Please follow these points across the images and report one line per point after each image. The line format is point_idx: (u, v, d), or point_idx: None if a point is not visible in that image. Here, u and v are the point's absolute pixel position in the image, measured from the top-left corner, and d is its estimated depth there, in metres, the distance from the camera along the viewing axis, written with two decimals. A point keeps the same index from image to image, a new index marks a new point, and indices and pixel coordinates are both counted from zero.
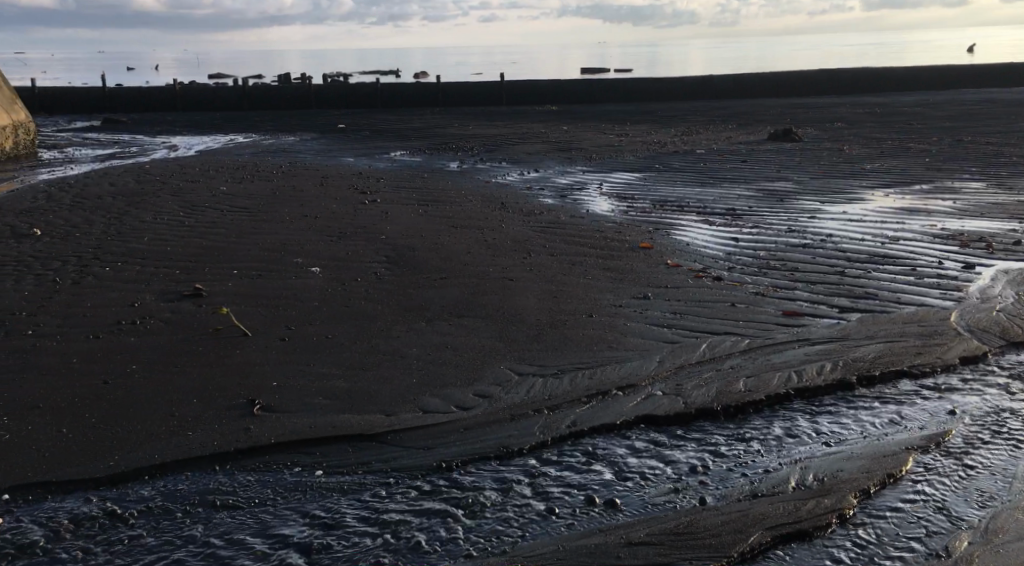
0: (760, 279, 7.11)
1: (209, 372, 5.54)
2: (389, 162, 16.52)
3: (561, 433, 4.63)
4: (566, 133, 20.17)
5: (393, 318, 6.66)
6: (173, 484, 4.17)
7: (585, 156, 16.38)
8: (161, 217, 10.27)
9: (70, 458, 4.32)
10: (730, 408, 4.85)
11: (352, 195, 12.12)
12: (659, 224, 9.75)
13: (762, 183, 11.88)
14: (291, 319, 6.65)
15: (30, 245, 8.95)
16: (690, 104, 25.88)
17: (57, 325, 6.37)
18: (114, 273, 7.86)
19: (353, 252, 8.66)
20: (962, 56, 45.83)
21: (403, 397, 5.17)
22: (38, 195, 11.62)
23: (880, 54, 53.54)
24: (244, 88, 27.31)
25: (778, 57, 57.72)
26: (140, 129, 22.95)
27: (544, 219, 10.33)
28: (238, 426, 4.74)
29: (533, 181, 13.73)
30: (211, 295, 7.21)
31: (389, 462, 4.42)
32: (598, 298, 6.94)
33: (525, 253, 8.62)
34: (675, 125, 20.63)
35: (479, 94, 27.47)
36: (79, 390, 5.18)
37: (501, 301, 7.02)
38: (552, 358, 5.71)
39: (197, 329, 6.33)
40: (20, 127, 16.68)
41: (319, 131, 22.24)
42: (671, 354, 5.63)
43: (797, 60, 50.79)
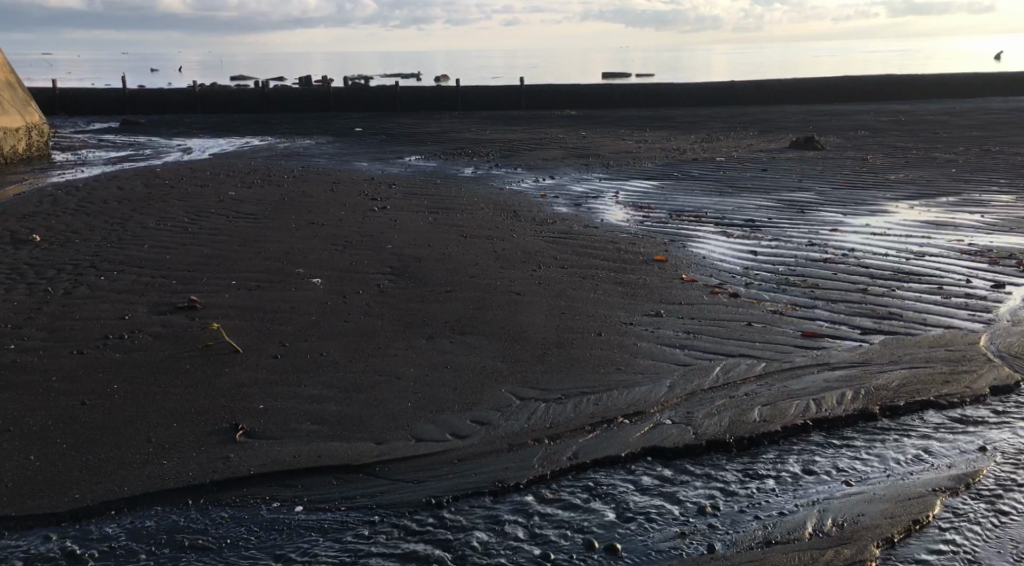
0: (778, 297, 6.75)
1: (193, 394, 5.32)
2: (404, 167, 16.27)
3: (562, 466, 4.28)
4: (584, 138, 19.85)
5: (392, 335, 6.36)
6: (141, 522, 4.03)
7: (603, 163, 16.04)
8: (164, 223, 10.04)
9: (38, 491, 4.24)
10: (744, 440, 4.44)
11: (362, 201, 11.87)
12: (675, 236, 9.42)
13: (784, 192, 11.53)
14: (286, 334, 6.39)
15: (27, 252, 8.74)
16: (711, 111, 25.50)
17: (41, 342, 6.20)
18: (108, 282, 7.64)
19: (356, 263, 8.38)
20: (984, 64, 45.21)
21: (395, 423, 4.87)
22: (44, 198, 11.42)
23: (904, 62, 53.01)
24: (262, 89, 27.12)
25: (796, 62, 57.33)
26: (156, 131, 22.84)
27: (556, 229, 10.03)
28: (217, 455, 4.54)
29: (548, 188, 13.40)
30: (204, 308, 6.96)
31: (375, 497, 4.12)
32: (607, 315, 6.61)
33: (534, 265, 8.31)
34: (695, 131, 20.26)
35: (497, 98, 27.19)
36: (55, 415, 5.03)
37: (506, 317, 6.70)
38: (555, 382, 5.36)
39: (187, 345, 6.14)
40: (33, 128, 16.47)
41: (335, 134, 22.04)
42: (682, 378, 5.23)
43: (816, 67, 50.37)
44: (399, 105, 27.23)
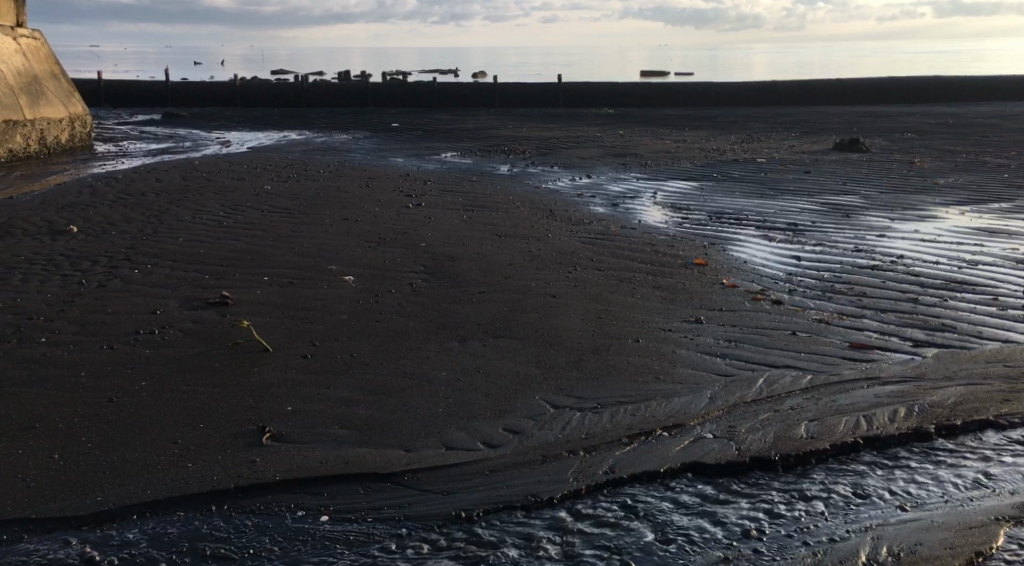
0: (824, 305, 6.51)
1: (221, 394, 5.21)
2: (440, 163, 16.15)
3: (598, 481, 4.09)
4: (622, 138, 19.61)
5: (424, 337, 6.21)
6: (163, 527, 3.92)
7: (641, 162, 15.81)
8: (200, 217, 9.97)
9: (59, 492, 4.15)
10: (790, 458, 4.22)
11: (397, 198, 11.75)
12: (715, 239, 9.20)
13: (828, 195, 11.24)
14: (316, 333, 6.27)
15: (63, 243, 8.70)
16: (752, 110, 25.15)
17: (72, 337, 6.11)
18: (142, 276, 7.56)
19: (390, 261, 8.24)
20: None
21: (425, 431, 4.71)
22: (83, 189, 11.41)
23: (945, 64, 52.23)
24: (301, 85, 27.18)
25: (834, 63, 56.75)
26: (196, 124, 22.94)
27: (593, 230, 9.84)
28: (243, 459, 4.43)
29: (584, 188, 13.20)
30: (236, 304, 6.85)
31: (403, 508, 3.97)
32: (646, 321, 6.42)
33: (571, 267, 8.13)
34: (736, 132, 19.97)
35: (535, 96, 27.03)
36: (81, 413, 4.94)
37: (540, 321, 6.53)
38: (592, 390, 5.17)
39: (216, 342, 6.03)
40: (76, 120, 16.56)
41: (372, 129, 22.00)
42: (724, 390, 5.00)
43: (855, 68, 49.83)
44: (436, 101, 27.15)
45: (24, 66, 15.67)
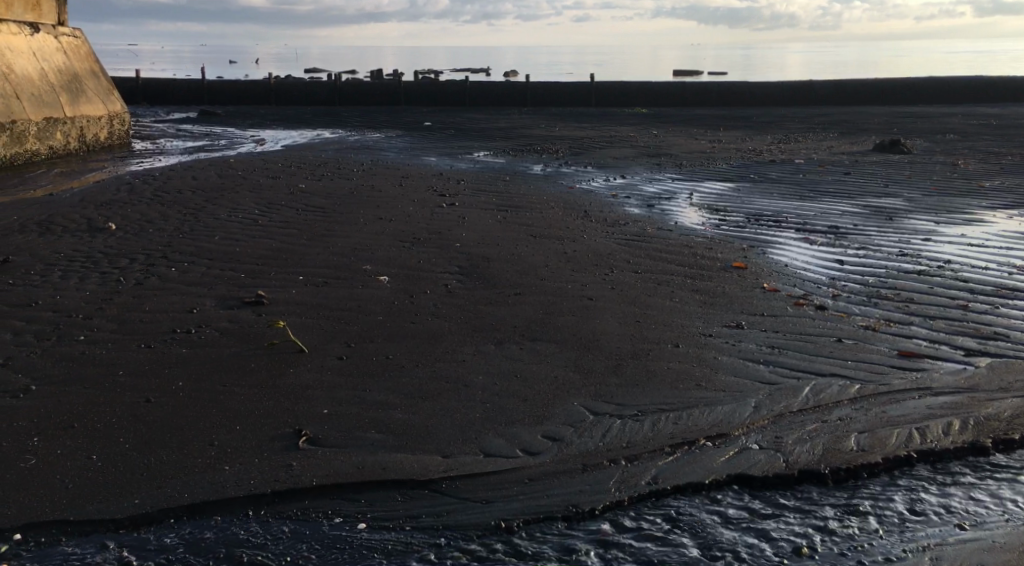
0: (870, 311, 6.35)
1: (257, 396, 5.16)
2: (474, 163, 16.09)
3: (641, 492, 3.99)
4: (656, 138, 19.43)
5: (460, 340, 6.13)
6: (199, 532, 3.87)
7: (676, 163, 15.65)
8: (235, 215, 9.96)
9: (96, 494, 4.12)
10: (841, 471, 4.09)
11: (431, 197, 11.70)
12: (754, 241, 9.04)
13: (869, 197, 11.03)
14: (352, 334, 6.21)
15: (102, 240, 8.72)
16: (788, 110, 24.86)
17: (109, 335, 6.10)
18: (178, 274, 7.55)
19: (424, 262, 8.17)
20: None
21: (462, 436, 4.63)
22: (120, 186, 11.46)
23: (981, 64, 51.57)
24: (334, 84, 27.25)
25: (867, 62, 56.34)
26: (231, 122, 23.05)
27: (629, 231, 9.72)
28: (279, 463, 4.38)
29: (619, 188, 13.06)
30: (271, 304, 6.81)
31: (442, 517, 3.90)
32: (686, 326, 6.29)
33: (607, 269, 8.00)
34: (772, 132, 19.74)
35: (568, 95, 26.91)
36: (118, 413, 4.92)
37: (578, 324, 6.42)
38: (632, 397, 5.05)
39: (252, 343, 5.99)
40: (114, 117, 16.68)
41: (405, 127, 21.99)
42: (768, 399, 4.87)
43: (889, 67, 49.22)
44: (469, 100, 27.11)
45: (64, 64, 15.81)
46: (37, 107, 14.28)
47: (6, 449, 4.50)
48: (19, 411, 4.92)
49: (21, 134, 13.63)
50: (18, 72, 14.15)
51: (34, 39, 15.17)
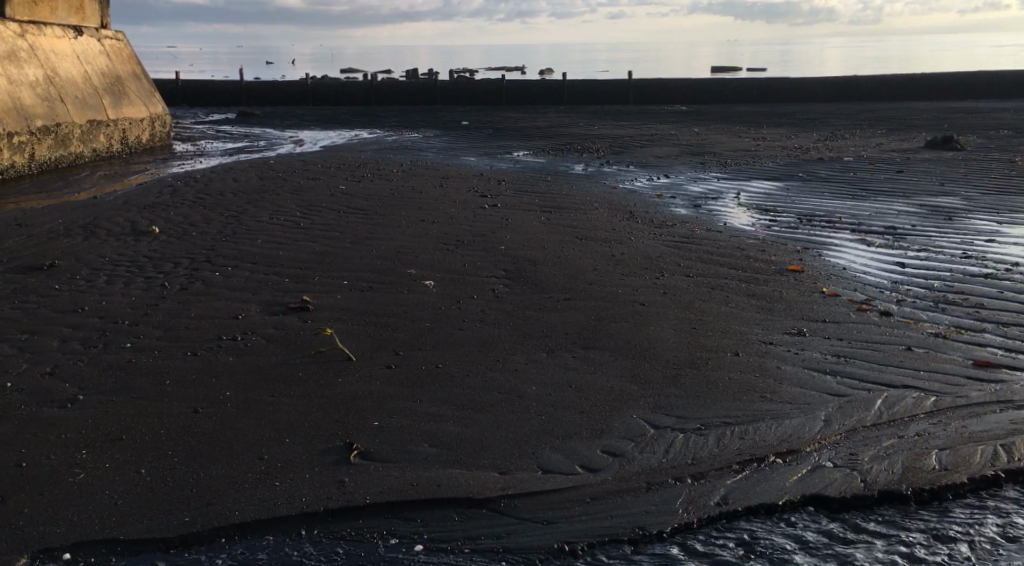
0: (938, 317, 6.09)
1: (307, 406, 5.04)
2: (514, 162, 15.91)
3: (711, 514, 3.82)
4: (698, 136, 19.14)
5: (512, 347, 5.96)
6: (252, 553, 3.76)
7: (720, 161, 15.36)
8: (278, 217, 9.88)
9: (145, 511, 4.01)
10: (923, 493, 3.89)
11: (473, 198, 11.54)
12: (808, 243, 8.78)
13: (925, 196, 10.70)
14: (401, 342, 6.08)
15: (146, 244, 8.68)
16: (832, 107, 24.41)
17: (156, 342, 6.01)
18: (223, 279, 7.45)
19: (470, 265, 8.02)
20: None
21: (519, 450, 4.47)
22: (163, 189, 11.45)
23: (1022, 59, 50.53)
24: (371, 84, 27.21)
25: (904, 58, 55.50)
26: (270, 123, 23.08)
27: (677, 233, 9.49)
28: (331, 478, 4.25)
29: (663, 188, 12.82)
30: (318, 309, 6.69)
31: (502, 540, 3.75)
32: (744, 333, 6.07)
33: (658, 273, 7.79)
34: (817, 129, 19.36)
35: (607, 93, 26.65)
36: (165, 424, 4.81)
37: (632, 331, 6.23)
38: (694, 409, 4.85)
39: (299, 350, 5.87)
40: (156, 119, 16.76)
41: (443, 127, 21.88)
42: (839, 412, 4.66)
43: (927, 61, 48.38)
44: (506, 99, 26.95)
45: (107, 67, 15.88)
46: (80, 109, 14.35)
47: (53, 462, 4.41)
48: (66, 422, 4.83)
49: (66, 137, 13.70)
50: (62, 75, 14.22)
51: (78, 42, 15.26)
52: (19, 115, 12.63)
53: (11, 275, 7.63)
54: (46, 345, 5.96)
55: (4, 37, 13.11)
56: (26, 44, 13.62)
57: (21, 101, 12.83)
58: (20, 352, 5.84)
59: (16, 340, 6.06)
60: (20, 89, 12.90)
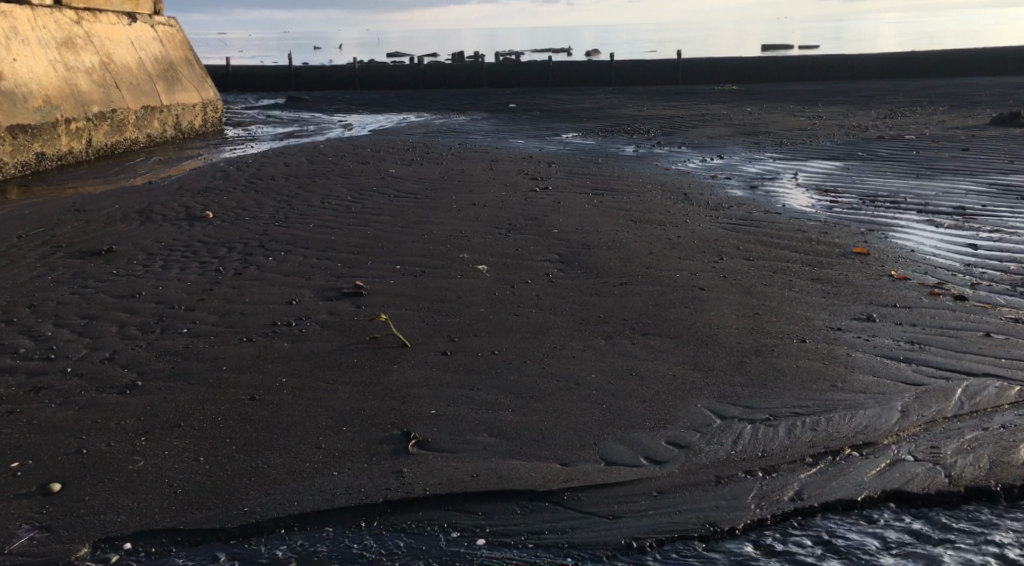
0: (1017, 302, 5.84)
1: (363, 394, 4.95)
2: (563, 144, 15.70)
3: (785, 510, 3.67)
4: (752, 115, 18.73)
5: (569, 333, 5.82)
6: (312, 545, 3.68)
7: (775, 141, 14.99)
8: (328, 202, 9.81)
9: (204, 500, 3.96)
10: (1013, 490, 3.72)
11: (524, 181, 11.39)
12: (872, 225, 8.49)
13: (994, 175, 10.32)
14: (456, 328, 5.97)
15: (199, 229, 8.66)
16: (890, 84, 23.77)
17: (211, 328, 5.97)
18: (276, 264, 7.41)
19: (523, 249, 7.88)
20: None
21: (580, 441, 4.34)
22: (216, 174, 11.46)
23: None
24: (418, 67, 27.09)
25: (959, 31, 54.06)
26: (318, 107, 23.09)
27: (734, 215, 9.24)
28: (390, 468, 4.15)
29: (718, 169, 12.55)
30: (371, 295, 6.61)
31: (568, 535, 3.64)
32: (810, 318, 5.87)
33: (716, 256, 7.58)
34: (875, 107, 18.84)
35: (655, 72, 26.25)
36: (223, 411, 4.76)
37: (691, 317, 6.05)
38: (762, 398, 4.67)
39: (354, 336, 5.79)
40: (208, 104, 16.84)
41: (491, 110, 21.71)
42: (916, 403, 4.47)
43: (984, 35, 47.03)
44: (553, 81, 26.68)
45: (160, 53, 15.99)
46: (135, 95, 14.45)
47: (113, 449, 4.37)
48: (125, 407, 4.80)
49: (121, 122, 13.80)
50: (117, 61, 14.35)
51: (132, 29, 15.39)
52: (75, 101, 12.76)
53: (70, 260, 7.67)
54: (105, 330, 5.96)
55: (60, 23, 13.26)
56: (82, 31, 13.75)
57: (78, 87, 12.95)
58: (79, 337, 5.84)
59: (75, 325, 6.06)
60: (76, 75, 13.02)
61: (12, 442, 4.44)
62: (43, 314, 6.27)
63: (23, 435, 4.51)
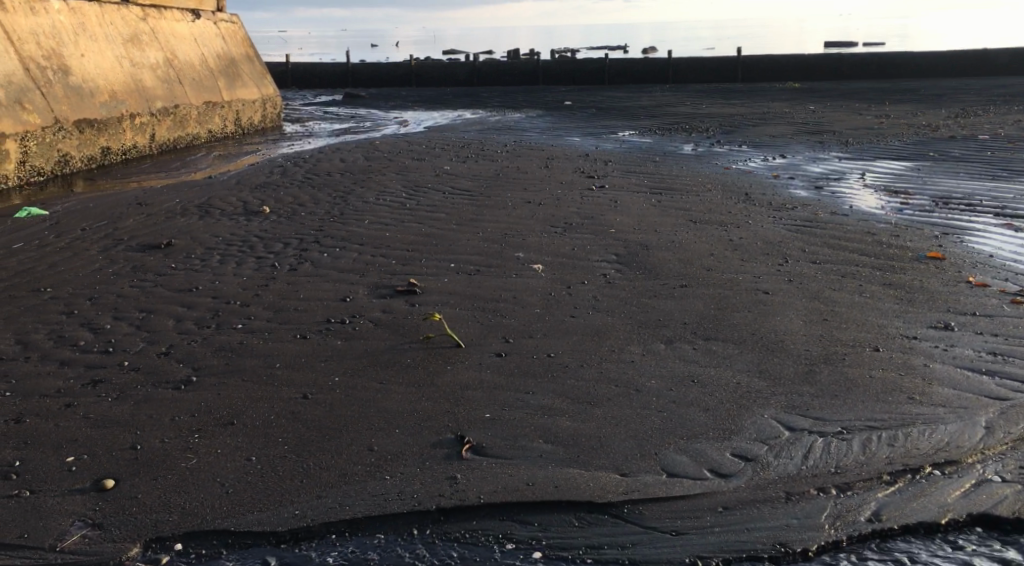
0: None
1: (417, 396, 4.82)
2: (620, 142, 15.46)
3: (862, 531, 3.48)
4: (815, 114, 18.28)
5: (628, 337, 5.63)
6: (363, 552, 3.55)
7: (840, 140, 14.59)
8: (384, 198, 9.73)
9: (256, 502, 3.85)
10: None
11: (580, 179, 11.21)
12: (945, 228, 8.15)
13: None
14: (511, 328, 5.82)
15: (257, 224, 8.63)
16: (959, 83, 23.06)
17: (266, 324, 5.90)
18: (331, 260, 7.33)
19: (580, 249, 7.70)
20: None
21: (641, 450, 4.16)
22: (275, 169, 11.47)
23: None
24: (474, 65, 27.01)
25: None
26: (375, 104, 23.16)
27: (799, 216, 8.95)
28: (443, 474, 4.01)
29: (780, 168, 12.23)
30: (425, 293, 6.49)
31: (629, 551, 3.46)
32: (882, 327, 5.62)
33: (781, 259, 7.32)
34: (944, 106, 18.26)
35: (714, 70, 25.85)
36: (276, 409, 4.66)
37: (756, 321, 5.82)
38: (833, 410, 4.46)
39: (408, 335, 5.67)
40: (268, 101, 16.92)
41: (547, 107, 21.53)
42: (1002, 419, 4.28)
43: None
44: (610, 78, 26.41)
45: (221, 50, 16.12)
46: (197, 91, 14.55)
47: (167, 446, 4.29)
48: (179, 403, 4.73)
49: (184, 118, 13.89)
50: (180, 58, 14.48)
51: (195, 26, 15.54)
52: (140, 96, 12.87)
53: (130, 253, 7.68)
54: (162, 324, 5.91)
55: (126, 20, 13.42)
56: (147, 28, 13.91)
57: (143, 82, 13.07)
58: (136, 330, 5.80)
59: (133, 319, 6.03)
60: (141, 71, 13.15)
61: (67, 436, 4.39)
62: (103, 307, 6.26)
63: (78, 429, 4.46)
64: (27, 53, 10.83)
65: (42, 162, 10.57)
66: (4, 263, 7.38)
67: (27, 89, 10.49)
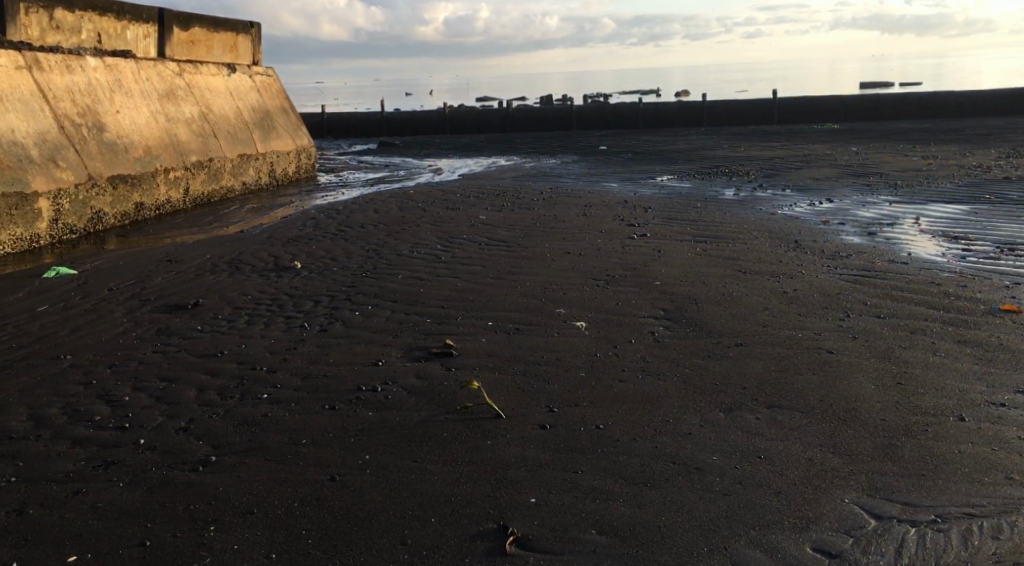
0: None
1: (455, 476, 4.39)
2: (658, 188, 15.08)
3: None
4: (858, 155, 17.82)
5: (683, 404, 5.17)
6: None
7: (887, 182, 14.11)
8: (417, 251, 9.40)
9: None
10: None
11: (621, 227, 10.83)
12: (1015, 278, 7.63)
13: None
14: (556, 395, 5.39)
15: (287, 281, 8.31)
16: (1003, 121, 22.55)
17: (293, 394, 5.51)
18: (362, 320, 6.96)
19: (625, 303, 7.27)
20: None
21: (709, 546, 3.73)
22: (307, 221, 11.20)
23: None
24: (506, 111, 26.84)
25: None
26: (409, 152, 23.03)
27: (856, 265, 8.46)
28: None
29: (828, 213, 11.75)
30: (463, 355, 6.09)
31: None
32: (965, 391, 5.11)
33: (842, 313, 6.84)
34: (992, 145, 17.74)
35: (751, 113, 25.52)
36: (300, 494, 4.26)
37: (823, 385, 5.33)
38: (923, 494, 4.00)
39: (445, 404, 5.26)
40: (302, 152, 16.77)
41: (581, 152, 21.26)
42: None
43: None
44: (645, 122, 26.13)
45: (256, 103, 16.04)
46: (232, 143, 14.41)
47: (180, 541, 3.91)
48: (195, 488, 4.34)
49: (218, 171, 13.72)
50: (215, 112, 14.37)
51: (230, 80, 15.48)
52: (175, 151, 12.74)
53: (156, 315, 7.37)
54: (183, 395, 5.55)
55: (162, 75, 13.36)
56: (183, 82, 13.83)
57: (178, 137, 12.93)
58: (156, 402, 5.44)
59: (154, 388, 5.68)
60: (176, 125, 13.03)
61: (73, 530, 4.02)
62: (122, 376, 5.91)
63: (85, 521, 4.08)
64: (63, 111, 10.71)
65: (75, 220, 10.37)
66: (26, 328, 7.08)
67: (61, 147, 10.32)
